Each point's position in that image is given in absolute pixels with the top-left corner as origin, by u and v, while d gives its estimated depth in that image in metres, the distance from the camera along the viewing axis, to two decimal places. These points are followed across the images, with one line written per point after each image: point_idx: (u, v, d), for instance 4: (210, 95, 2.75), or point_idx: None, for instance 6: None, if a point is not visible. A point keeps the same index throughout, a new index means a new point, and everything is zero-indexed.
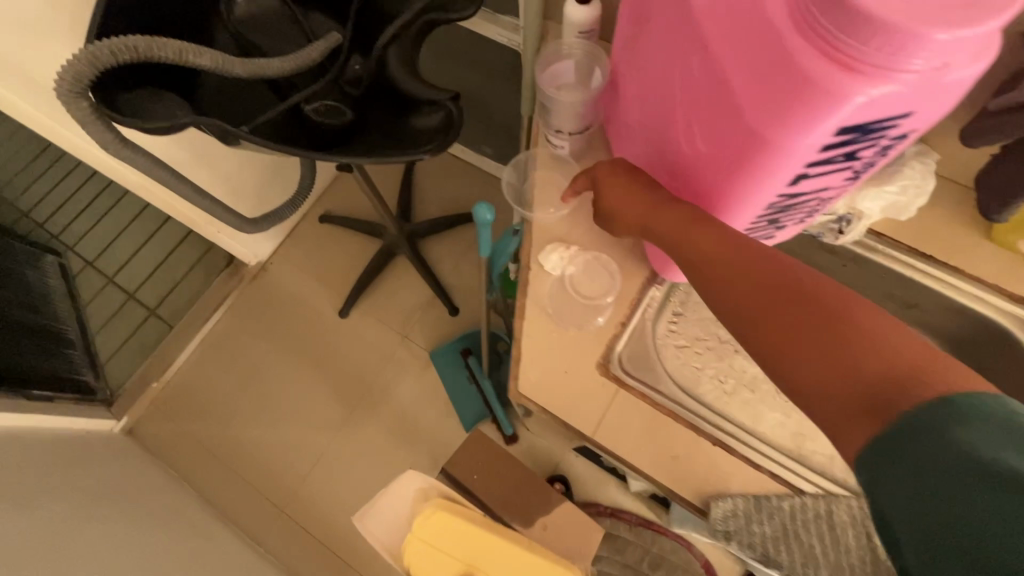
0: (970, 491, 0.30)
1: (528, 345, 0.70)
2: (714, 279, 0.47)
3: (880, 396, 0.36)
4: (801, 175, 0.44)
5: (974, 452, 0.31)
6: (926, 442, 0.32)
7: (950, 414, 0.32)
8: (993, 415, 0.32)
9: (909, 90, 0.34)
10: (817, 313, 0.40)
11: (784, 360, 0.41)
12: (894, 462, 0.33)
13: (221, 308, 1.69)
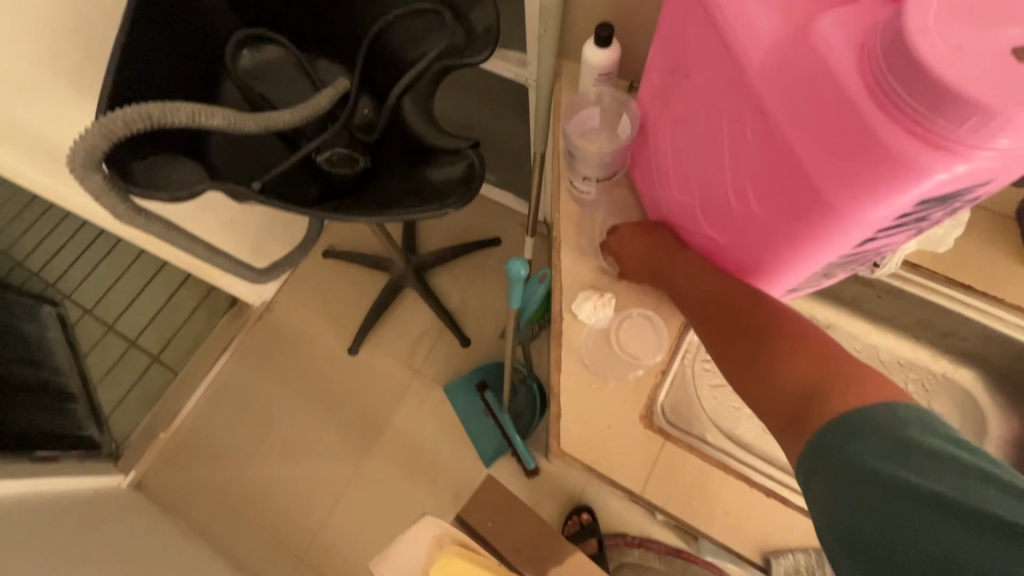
0: (868, 502, 0.36)
1: (568, 400, 0.68)
2: (694, 316, 0.56)
3: (802, 406, 0.44)
4: (866, 239, 0.42)
5: (858, 463, 0.38)
6: (833, 460, 0.39)
7: (849, 431, 0.40)
8: (884, 431, 0.38)
9: (996, 165, 0.33)
10: (764, 340, 0.49)
11: (753, 388, 0.48)
12: (816, 479, 0.40)
13: (226, 351, 1.65)
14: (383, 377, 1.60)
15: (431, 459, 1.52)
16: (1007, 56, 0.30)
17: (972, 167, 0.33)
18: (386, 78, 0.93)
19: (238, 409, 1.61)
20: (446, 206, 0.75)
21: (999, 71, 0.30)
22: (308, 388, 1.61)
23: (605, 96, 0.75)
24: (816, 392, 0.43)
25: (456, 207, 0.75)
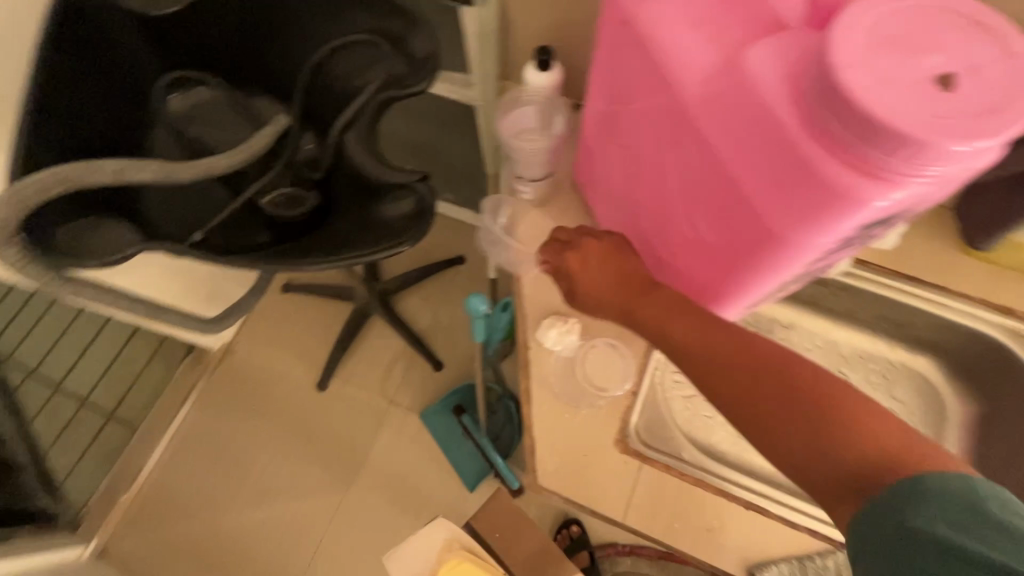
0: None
1: (540, 432, 0.67)
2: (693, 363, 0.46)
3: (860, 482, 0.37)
4: (816, 259, 0.42)
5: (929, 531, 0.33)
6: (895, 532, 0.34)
7: (912, 494, 0.35)
8: (959, 498, 0.34)
9: (931, 189, 0.33)
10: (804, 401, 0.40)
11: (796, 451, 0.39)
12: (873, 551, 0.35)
13: (188, 400, 1.58)
14: (357, 410, 1.55)
15: (414, 489, 1.48)
16: (934, 83, 0.30)
17: (912, 191, 0.33)
18: (327, 111, 0.89)
19: (206, 460, 1.54)
20: (401, 245, 0.73)
21: (928, 99, 0.29)
22: (279, 429, 1.55)
23: (539, 95, 0.72)
24: (841, 450, 0.38)
25: (409, 245, 0.73)
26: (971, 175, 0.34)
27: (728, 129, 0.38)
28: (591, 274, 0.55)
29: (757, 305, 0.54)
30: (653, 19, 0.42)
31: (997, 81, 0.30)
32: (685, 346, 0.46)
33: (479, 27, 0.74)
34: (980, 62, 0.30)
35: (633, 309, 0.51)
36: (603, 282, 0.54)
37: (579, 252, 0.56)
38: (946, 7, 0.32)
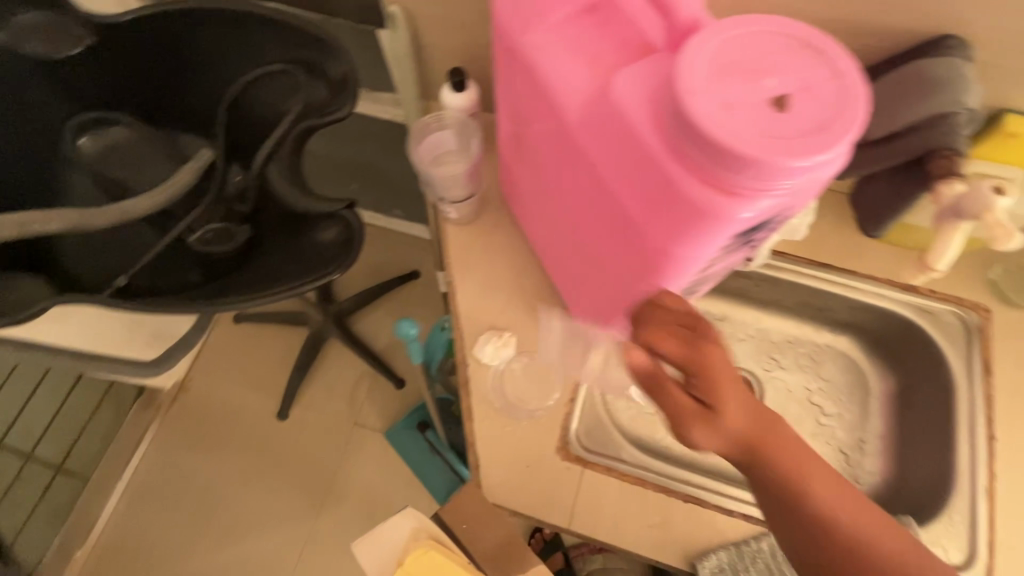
0: None
1: (484, 448, 0.68)
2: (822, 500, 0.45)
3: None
4: (707, 266, 0.44)
5: None
6: None
7: None
8: None
9: (786, 199, 0.35)
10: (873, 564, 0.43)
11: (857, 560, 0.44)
12: None
13: (144, 443, 1.53)
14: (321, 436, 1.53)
15: (386, 509, 1.46)
16: (771, 103, 0.32)
17: (769, 201, 0.35)
18: (253, 143, 0.88)
19: (167, 503, 1.49)
20: (330, 274, 0.74)
21: (767, 119, 0.32)
22: (241, 464, 1.51)
23: (452, 120, 0.73)
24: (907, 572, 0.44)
25: (340, 272, 0.74)
26: (822, 183, 0.36)
27: (607, 152, 0.40)
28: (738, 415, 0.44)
29: (671, 307, 0.56)
30: (533, 47, 0.44)
31: (827, 98, 0.32)
32: (806, 513, 0.45)
33: (393, 51, 0.75)
34: (813, 81, 0.33)
35: (752, 454, 0.45)
36: (745, 416, 0.45)
37: (722, 373, 0.44)
38: (782, 32, 0.34)
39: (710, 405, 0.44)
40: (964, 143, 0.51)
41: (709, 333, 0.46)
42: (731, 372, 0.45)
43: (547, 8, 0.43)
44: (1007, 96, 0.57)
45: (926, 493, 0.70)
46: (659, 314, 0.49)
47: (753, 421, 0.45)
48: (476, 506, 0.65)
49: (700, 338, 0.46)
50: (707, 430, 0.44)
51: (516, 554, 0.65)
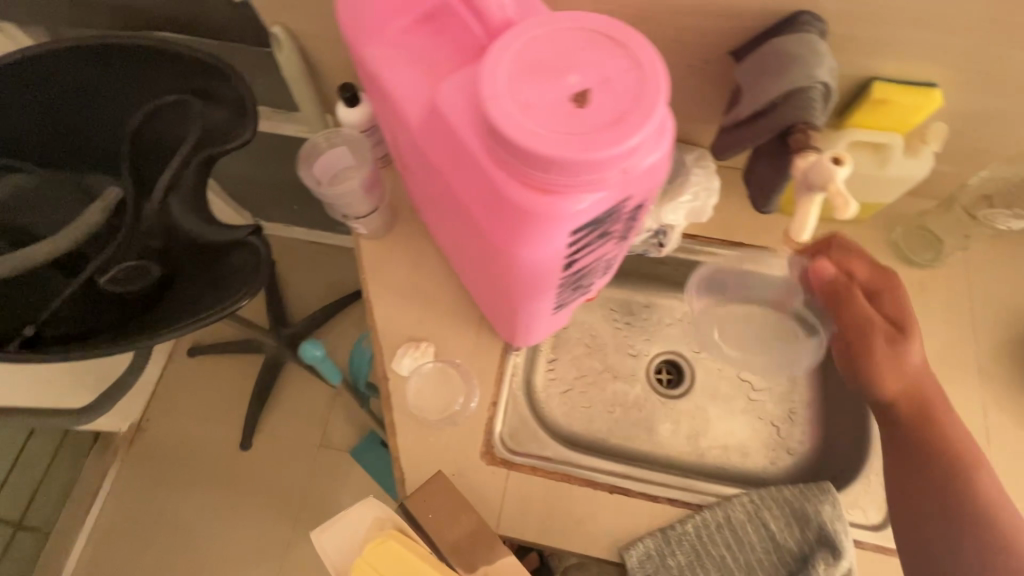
0: None
1: (408, 461, 0.68)
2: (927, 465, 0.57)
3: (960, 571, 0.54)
4: (569, 262, 0.44)
5: None
6: None
7: None
8: None
9: (609, 193, 0.35)
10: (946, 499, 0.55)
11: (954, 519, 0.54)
12: None
13: (104, 490, 1.49)
14: (287, 463, 1.51)
15: None
16: (569, 100, 0.32)
17: (591, 195, 0.35)
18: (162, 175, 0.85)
19: (134, 548, 1.45)
20: (239, 303, 0.73)
21: (563, 117, 0.32)
22: (208, 499, 1.48)
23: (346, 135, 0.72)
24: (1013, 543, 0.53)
25: (249, 297, 0.74)
26: (645, 171, 0.36)
27: (445, 160, 0.40)
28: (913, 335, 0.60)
29: (565, 303, 0.56)
30: (375, 60, 0.44)
31: (624, 89, 0.32)
32: (924, 437, 0.58)
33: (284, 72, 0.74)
34: (611, 73, 0.33)
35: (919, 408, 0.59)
36: (891, 294, 0.62)
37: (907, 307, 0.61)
38: (585, 26, 0.34)
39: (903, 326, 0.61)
40: (821, 117, 0.51)
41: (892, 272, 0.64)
42: (909, 300, 0.62)
43: (384, 21, 0.43)
44: (869, 65, 0.59)
45: (850, 457, 0.72)
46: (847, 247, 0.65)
47: (915, 313, 0.61)
48: (443, 498, 0.63)
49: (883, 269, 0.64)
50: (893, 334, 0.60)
51: (481, 545, 0.61)
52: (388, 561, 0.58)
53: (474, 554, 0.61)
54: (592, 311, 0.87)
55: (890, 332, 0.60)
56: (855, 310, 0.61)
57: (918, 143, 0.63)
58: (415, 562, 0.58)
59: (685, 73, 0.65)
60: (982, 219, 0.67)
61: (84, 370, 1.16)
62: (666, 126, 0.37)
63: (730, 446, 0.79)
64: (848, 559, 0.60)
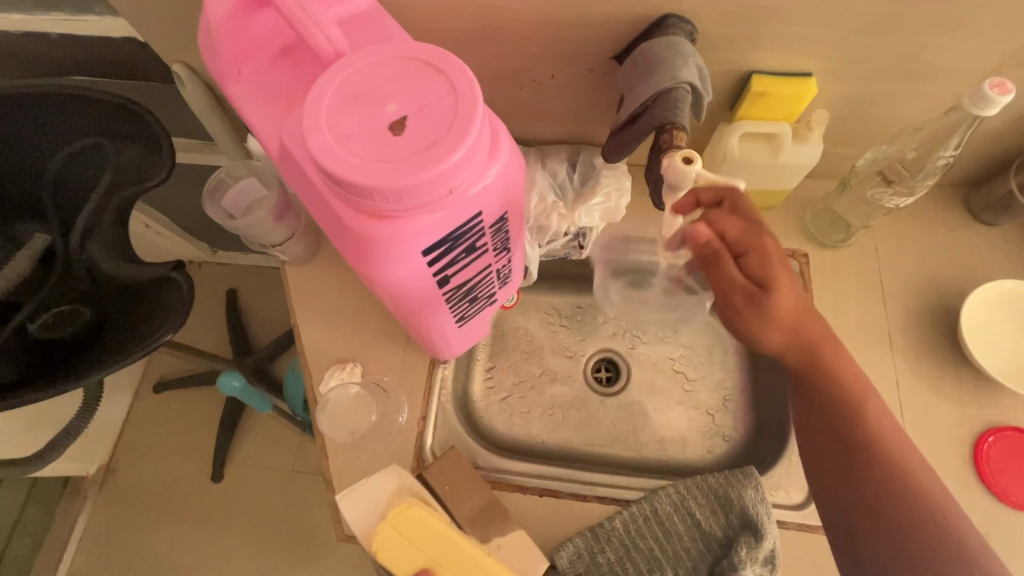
0: None
1: (341, 482, 0.68)
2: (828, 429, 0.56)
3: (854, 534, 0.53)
4: (443, 278, 0.45)
5: None
6: None
7: None
8: None
9: (446, 213, 0.37)
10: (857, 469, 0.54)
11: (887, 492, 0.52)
12: None
13: (76, 537, 1.43)
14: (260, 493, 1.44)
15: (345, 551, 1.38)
16: (388, 129, 0.33)
17: (429, 216, 0.37)
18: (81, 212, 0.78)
19: None
20: (159, 339, 0.70)
21: (381, 146, 0.33)
22: (181, 539, 1.41)
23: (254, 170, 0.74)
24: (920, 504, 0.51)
25: (172, 332, 0.71)
26: (483, 189, 0.38)
27: (302, 190, 0.41)
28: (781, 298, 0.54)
29: (467, 314, 0.57)
30: (234, 97, 0.44)
31: (440, 115, 0.34)
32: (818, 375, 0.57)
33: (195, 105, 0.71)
34: (429, 100, 0.34)
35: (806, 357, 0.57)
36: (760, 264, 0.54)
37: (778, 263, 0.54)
38: (407, 56, 0.36)
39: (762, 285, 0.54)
40: (689, 118, 0.53)
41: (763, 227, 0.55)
42: (778, 254, 0.54)
43: (240, 59, 0.44)
44: (749, 60, 0.61)
45: (777, 438, 0.73)
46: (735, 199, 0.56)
47: (783, 268, 0.54)
48: (458, 471, 0.65)
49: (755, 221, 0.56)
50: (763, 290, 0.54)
51: (493, 517, 0.63)
52: (416, 526, 0.58)
53: (489, 526, 0.63)
54: (528, 317, 0.88)
55: (755, 295, 0.54)
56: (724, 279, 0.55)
57: (806, 131, 0.66)
58: (443, 526, 0.59)
59: (580, 80, 0.66)
60: (870, 199, 0.69)
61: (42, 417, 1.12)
62: (502, 144, 0.39)
63: (668, 438, 0.80)
64: (772, 540, 0.61)
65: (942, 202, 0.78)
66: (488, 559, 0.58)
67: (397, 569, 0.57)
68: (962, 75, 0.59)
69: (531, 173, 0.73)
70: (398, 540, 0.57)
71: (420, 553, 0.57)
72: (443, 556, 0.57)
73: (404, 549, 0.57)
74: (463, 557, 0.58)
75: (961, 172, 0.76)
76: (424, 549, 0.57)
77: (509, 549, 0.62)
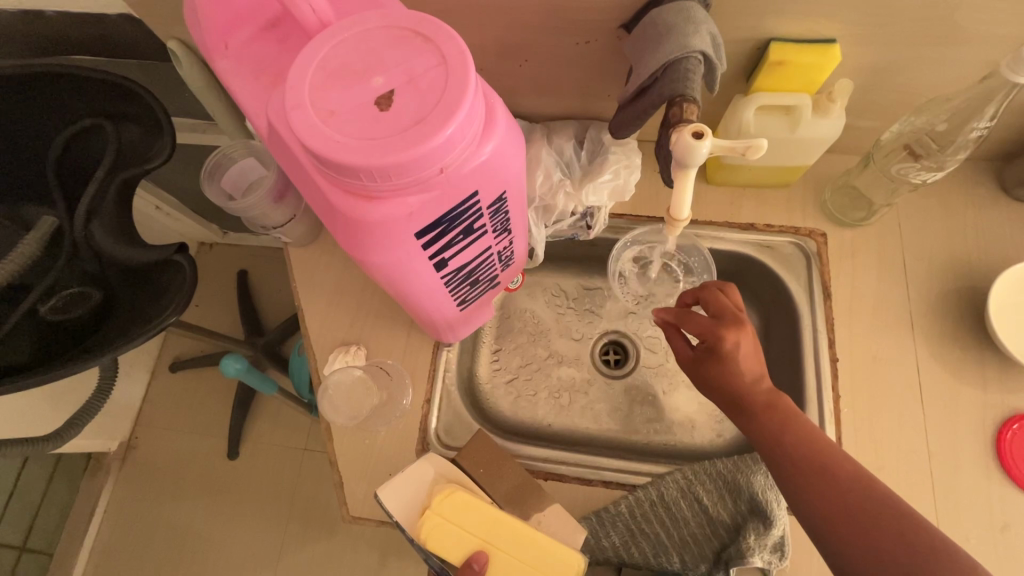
0: None
1: (346, 465, 0.68)
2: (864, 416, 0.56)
3: None
4: (439, 262, 0.44)
5: None
6: None
7: None
8: None
9: (436, 191, 0.35)
10: None
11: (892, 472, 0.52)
12: None
13: (99, 512, 1.42)
14: (277, 468, 1.42)
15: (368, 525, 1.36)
16: (374, 104, 0.32)
17: (419, 196, 0.35)
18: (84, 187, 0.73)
19: (128, 570, 1.38)
20: (166, 321, 0.67)
21: (366, 120, 0.31)
22: (199, 515, 1.40)
23: (253, 150, 0.73)
24: None
25: (177, 314, 0.67)
26: (477, 168, 0.36)
27: (290, 167, 0.39)
28: (728, 360, 0.54)
29: (467, 297, 0.55)
30: (220, 72, 0.42)
31: (429, 87, 0.32)
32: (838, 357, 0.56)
33: (195, 84, 0.65)
34: (417, 72, 0.32)
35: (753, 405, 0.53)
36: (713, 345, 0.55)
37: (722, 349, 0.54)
38: (394, 26, 0.34)
39: (708, 345, 0.55)
40: (701, 89, 0.50)
41: (739, 322, 0.54)
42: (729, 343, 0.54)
43: (226, 33, 0.42)
44: (766, 28, 0.57)
45: None
46: (716, 300, 0.57)
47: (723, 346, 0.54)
48: (489, 450, 0.65)
49: (739, 312, 0.55)
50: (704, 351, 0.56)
51: (529, 496, 0.63)
52: (460, 509, 0.59)
53: (525, 503, 0.62)
54: (535, 299, 0.87)
55: (699, 356, 0.56)
56: (677, 344, 0.59)
57: (828, 103, 0.62)
58: (485, 507, 0.59)
59: (587, 52, 0.63)
60: (895, 175, 0.66)
61: (60, 395, 1.12)
62: (497, 120, 0.36)
63: (677, 422, 0.78)
64: (782, 528, 0.59)
65: (970, 177, 0.74)
66: (534, 534, 0.58)
67: (450, 556, 0.57)
68: (997, 40, 0.55)
69: (536, 150, 0.70)
70: (444, 525, 0.58)
71: (468, 536, 0.58)
72: (491, 536, 0.58)
73: (452, 534, 0.58)
74: (511, 533, 0.58)
75: (990, 146, 0.72)
76: (472, 532, 0.58)
77: (549, 522, 0.61)
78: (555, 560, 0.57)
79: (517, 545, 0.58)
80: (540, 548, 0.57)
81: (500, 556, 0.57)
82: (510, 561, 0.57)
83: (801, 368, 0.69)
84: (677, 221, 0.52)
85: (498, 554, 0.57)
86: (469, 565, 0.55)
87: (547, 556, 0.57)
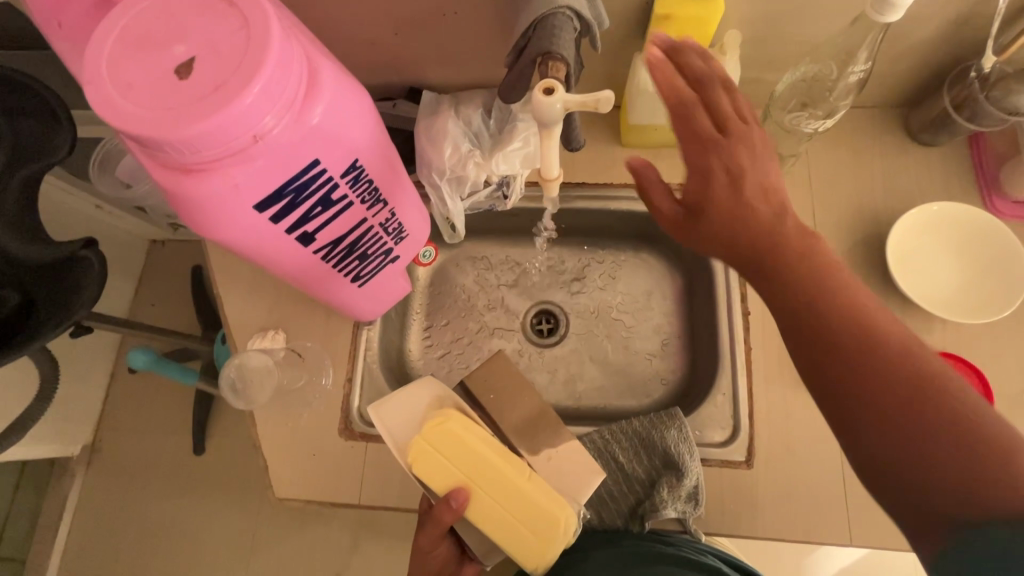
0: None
1: (270, 448, 0.68)
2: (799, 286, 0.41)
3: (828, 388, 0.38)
4: (304, 236, 0.43)
5: None
6: None
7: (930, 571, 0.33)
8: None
9: (259, 161, 0.34)
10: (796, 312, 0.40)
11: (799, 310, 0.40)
12: None
13: (66, 516, 1.41)
14: (246, 462, 1.42)
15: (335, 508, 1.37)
16: (175, 72, 0.31)
17: (242, 168, 0.34)
18: None
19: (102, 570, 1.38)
20: (76, 316, 0.66)
21: (166, 89, 0.31)
22: (168, 511, 1.40)
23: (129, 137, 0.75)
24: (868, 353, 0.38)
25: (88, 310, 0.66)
26: (304, 135, 0.35)
27: None
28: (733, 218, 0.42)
29: (361, 269, 0.55)
30: (62, 53, 0.41)
31: (230, 52, 0.31)
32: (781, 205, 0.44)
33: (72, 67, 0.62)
34: (220, 38, 0.31)
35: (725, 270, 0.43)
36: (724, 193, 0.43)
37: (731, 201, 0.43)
38: None
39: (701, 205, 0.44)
40: (571, 45, 0.49)
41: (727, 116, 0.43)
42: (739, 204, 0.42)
43: (58, 10, 0.40)
44: None
45: (704, 381, 0.72)
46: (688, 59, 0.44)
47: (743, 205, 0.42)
48: (501, 377, 0.65)
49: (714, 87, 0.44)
50: (696, 145, 0.44)
51: (544, 429, 0.62)
52: (450, 442, 0.55)
53: (536, 437, 0.62)
54: (465, 272, 0.86)
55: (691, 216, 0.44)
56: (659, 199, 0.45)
57: (720, 56, 0.61)
58: (478, 446, 0.55)
59: (477, 15, 0.62)
60: (789, 126, 0.67)
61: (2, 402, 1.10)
62: (324, 84, 0.36)
63: (605, 387, 0.79)
64: (694, 478, 0.61)
65: (878, 123, 0.75)
66: (525, 483, 0.54)
67: (432, 483, 0.54)
68: None
69: (442, 122, 0.69)
70: (433, 455, 0.55)
71: (453, 470, 0.54)
72: (478, 477, 0.54)
73: (439, 464, 0.54)
74: (502, 480, 0.54)
75: (895, 91, 0.72)
76: (457, 465, 0.54)
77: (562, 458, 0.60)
78: (545, 520, 0.53)
79: (505, 495, 0.54)
80: (531, 501, 0.54)
81: (485, 499, 0.54)
82: (493, 505, 0.54)
83: (716, 322, 0.71)
84: (546, 180, 0.53)
85: (480, 495, 0.54)
86: (447, 503, 0.53)
87: (535, 507, 0.53)
